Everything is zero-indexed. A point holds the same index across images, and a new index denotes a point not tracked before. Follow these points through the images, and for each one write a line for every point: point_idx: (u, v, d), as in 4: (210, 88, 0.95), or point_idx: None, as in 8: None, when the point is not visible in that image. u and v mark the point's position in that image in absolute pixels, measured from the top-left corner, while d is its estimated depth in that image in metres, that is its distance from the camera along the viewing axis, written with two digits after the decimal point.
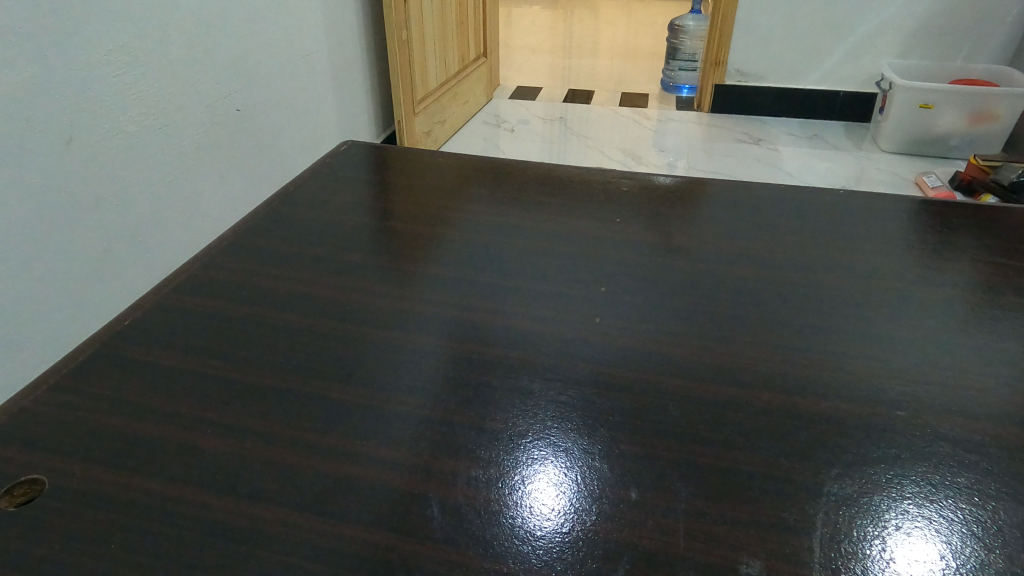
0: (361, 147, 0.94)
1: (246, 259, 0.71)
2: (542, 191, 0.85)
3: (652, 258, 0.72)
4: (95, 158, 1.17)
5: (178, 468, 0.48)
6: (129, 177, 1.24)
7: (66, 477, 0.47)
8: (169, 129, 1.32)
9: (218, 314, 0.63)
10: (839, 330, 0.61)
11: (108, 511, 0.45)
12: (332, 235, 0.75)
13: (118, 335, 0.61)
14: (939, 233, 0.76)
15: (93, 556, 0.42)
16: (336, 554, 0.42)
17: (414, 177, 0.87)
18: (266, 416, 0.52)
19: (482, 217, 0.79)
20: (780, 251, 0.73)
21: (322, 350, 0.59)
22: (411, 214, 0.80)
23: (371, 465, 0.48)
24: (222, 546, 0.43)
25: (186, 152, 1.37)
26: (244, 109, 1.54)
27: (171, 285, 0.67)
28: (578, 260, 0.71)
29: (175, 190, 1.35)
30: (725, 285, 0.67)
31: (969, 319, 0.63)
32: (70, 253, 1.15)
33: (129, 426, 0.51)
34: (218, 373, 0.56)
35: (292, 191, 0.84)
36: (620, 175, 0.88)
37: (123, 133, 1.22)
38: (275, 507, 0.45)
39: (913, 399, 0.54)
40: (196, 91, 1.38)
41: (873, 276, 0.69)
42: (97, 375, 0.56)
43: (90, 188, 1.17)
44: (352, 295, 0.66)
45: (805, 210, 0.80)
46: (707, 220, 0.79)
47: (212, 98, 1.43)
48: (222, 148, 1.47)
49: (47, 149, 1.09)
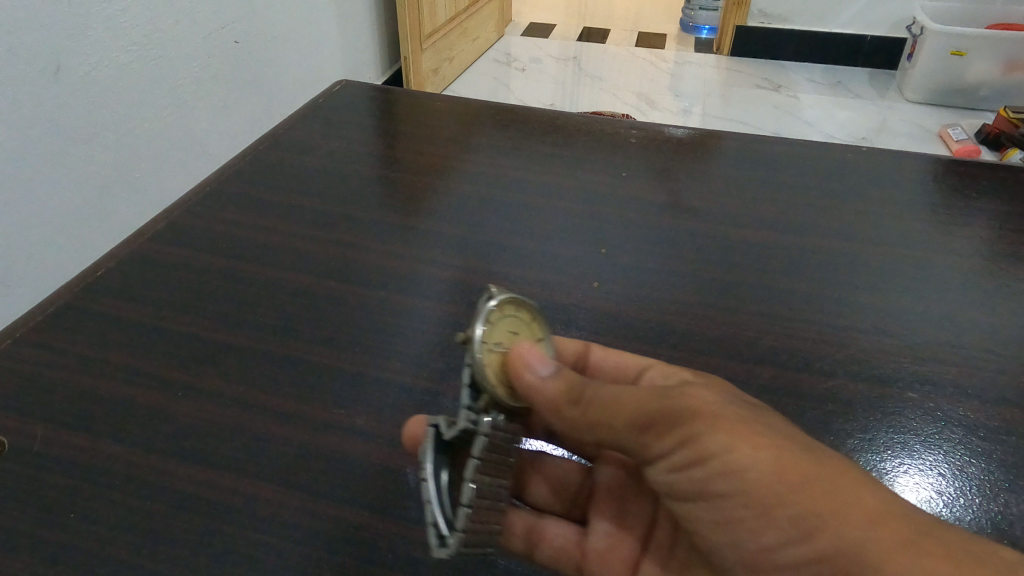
0: (356, 88, 0.88)
1: (229, 209, 0.67)
2: (545, 140, 0.79)
3: (659, 218, 0.67)
4: (94, 93, 0.89)
5: (144, 433, 0.46)
6: (143, 117, 0.97)
7: (28, 440, 0.45)
8: (170, 52, 1.01)
9: (196, 267, 0.60)
10: (851, 301, 0.58)
11: (69, 478, 0.43)
12: (321, 183, 0.71)
13: (90, 288, 0.58)
14: (966, 198, 0.71)
15: (53, 527, 0.41)
16: (308, 532, 0.41)
17: (410, 123, 0.82)
18: (241, 379, 0.50)
19: (480, 169, 0.74)
20: (797, 213, 0.68)
21: (301, 309, 0.56)
22: (406, 162, 0.75)
23: (348, 436, 0.46)
24: (187, 519, 0.41)
25: (199, 83, 1.08)
26: (269, 31, 1.27)
27: (147, 236, 0.63)
28: (578, 218, 0.67)
29: (181, 132, 1.05)
30: (734, 248, 0.64)
31: (989, 293, 0.59)
32: (86, 221, 0.91)
33: (96, 386, 0.49)
34: (193, 331, 0.53)
35: (279, 134, 0.79)
36: (630, 125, 0.83)
37: (121, 49, 0.92)
38: (246, 479, 0.43)
39: (924, 379, 0.51)
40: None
41: (891, 244, 0.65)
42: (65, 331, 0.53)
43: (95, 134, 0.90)
44: (337, 249, 0.62)
45: (825, 168, 0.75)
46: (719, 177, 0.74)
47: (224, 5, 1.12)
48: (244, 80, 1.20)
49: (44, 89, 0.82)
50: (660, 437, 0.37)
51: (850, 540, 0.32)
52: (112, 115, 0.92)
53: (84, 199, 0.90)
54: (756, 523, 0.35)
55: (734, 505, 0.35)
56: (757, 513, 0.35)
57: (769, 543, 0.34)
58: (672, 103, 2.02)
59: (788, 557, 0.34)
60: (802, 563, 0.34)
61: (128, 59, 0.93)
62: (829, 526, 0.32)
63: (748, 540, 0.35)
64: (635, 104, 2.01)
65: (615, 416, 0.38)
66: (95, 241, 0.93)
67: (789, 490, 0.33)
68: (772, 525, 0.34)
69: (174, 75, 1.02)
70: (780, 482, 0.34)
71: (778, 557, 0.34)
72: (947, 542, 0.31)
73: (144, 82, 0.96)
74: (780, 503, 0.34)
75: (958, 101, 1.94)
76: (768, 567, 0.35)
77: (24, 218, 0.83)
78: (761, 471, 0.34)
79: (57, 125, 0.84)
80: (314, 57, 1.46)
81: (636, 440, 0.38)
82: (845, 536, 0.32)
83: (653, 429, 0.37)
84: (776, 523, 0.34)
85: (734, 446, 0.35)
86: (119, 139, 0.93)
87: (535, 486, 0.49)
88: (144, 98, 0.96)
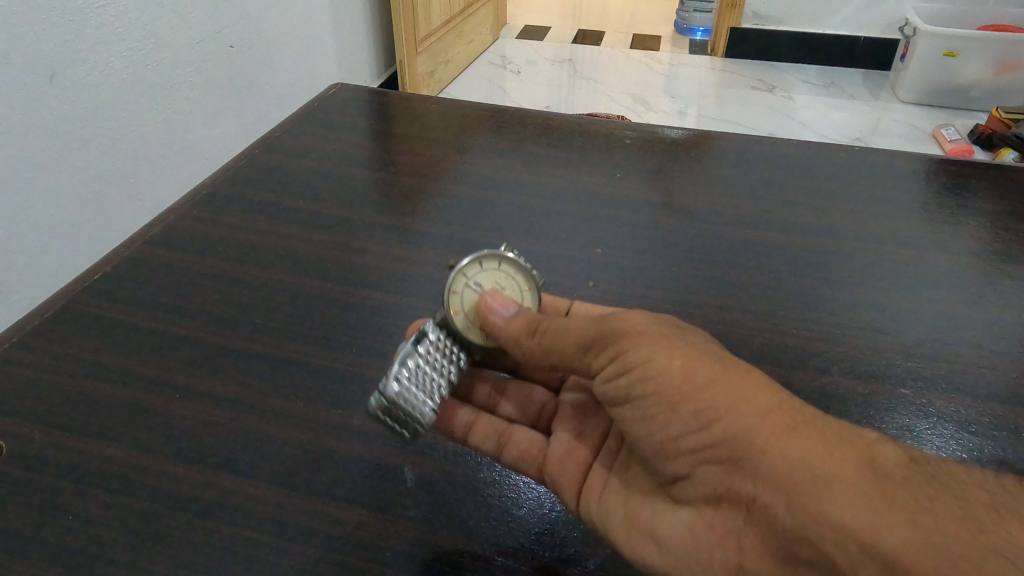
0: (352, 90, 0.89)
1: (226, 211, 0.67)
2: (540, 141, 0.80)
3: (654, 218, 0.68)
4: (89, 97, 0.88)
5: (141, 435, 0.46)
6: (138, 121, 0.97)
7: (26, 442, 0.46)
8: (166, 55, 1.01)
9: (193, 270, 0.60)
10: (844, 300, 0.58)
11: (67, 480, 0.43)
12: (318, 185, 0.72)
13: (88, 290, 0.58)
14: (958, 197, 0.71)
15: (51, 529, 0.41)
16: (306, 531, 0.41)
17: (406, 125, 0.83)
18: (238, 380, 0.50)
19: (476, 170, 0.75)
20: (790, 212, 0.69)
21: (298, 310, 0.56)
22: (402, 164, 0.76)
23: (345, 436, 0.46)
24: (185, 519, 0.41)
25: (195, 86, 1.08)
26: (265, 33, 1.27)
27: (144, 239, 0.64)
28: (573, 219, 0.68)
29: (177, 135, 1.05)
30: (728, 248, 0.64)
31: (979, 290, 0.60)
32: (82, 225, 0.91)
33: (93, 388, 0.49)
34: (191, 333, 0.54)
35: (275, 136, 0.79)
36: (625, 126, 0.83)
37: (117, 57, 0.92)
38: (244, 479, 0.44)
39: (917, 376, 0.52)
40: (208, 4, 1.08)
41: (884, 242, 0.65)
42: (62, 334, 0.54)
43: (90, 138, 0.90)
44: (334, 251, 0.63)
45: (818, 167, 0.76)
46: (713, 177, 0.75)
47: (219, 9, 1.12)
48: (240, 83, 1.20)
49: (39, 93, 0.82)
50: (597, 351, 0.41)
51: (744, 428, 0.36)
52: (109, 121, 0.92)
53: (81, 204, 0.90)
54: (667, 418, 0.39)
55: (650, 405, 0.39)
56: (667, 410, 0.38)
57: (677, 434, 0.38)
58: (667, 105, 2.03)
59: (692, 445, 0.38)
60: (705, 450, 0.38)
61: (124, 66, 0.93)
62: (727, 417, 0.37)
63: (660, 433, 0.39)
64: (630, 105, 2.02)
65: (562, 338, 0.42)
66: (92, 245, 0.93)
67: (695, 389, 0.38)
68: (680, 419, 0.38)
69: (171, 81, 1.02)
70: (687, 383, 0.38)
71: (684, 445, 0.38)
72: (827, 431, 0.36)
73: (141, 88, 0.97)
74: (689, 399, 0.38)
75: (950, 102, 1.95)
76: (676, 455, 0.39)
77: (21, 223, 0.83)
78: (673, 376, 0.38)
79: (54, 131, 0.85)
80: (309, 60, 1.46)
81: (576, 356, 0.42)
82: (741, 425, 0.36)
83: (594, 347, 0.41)
84: (682, 417, 0.38)
85: (652, 355, 0.38)
86: (115, 144, 0.94)
87: (502, 402, 0.52)
88: (140, 103, 0.97)
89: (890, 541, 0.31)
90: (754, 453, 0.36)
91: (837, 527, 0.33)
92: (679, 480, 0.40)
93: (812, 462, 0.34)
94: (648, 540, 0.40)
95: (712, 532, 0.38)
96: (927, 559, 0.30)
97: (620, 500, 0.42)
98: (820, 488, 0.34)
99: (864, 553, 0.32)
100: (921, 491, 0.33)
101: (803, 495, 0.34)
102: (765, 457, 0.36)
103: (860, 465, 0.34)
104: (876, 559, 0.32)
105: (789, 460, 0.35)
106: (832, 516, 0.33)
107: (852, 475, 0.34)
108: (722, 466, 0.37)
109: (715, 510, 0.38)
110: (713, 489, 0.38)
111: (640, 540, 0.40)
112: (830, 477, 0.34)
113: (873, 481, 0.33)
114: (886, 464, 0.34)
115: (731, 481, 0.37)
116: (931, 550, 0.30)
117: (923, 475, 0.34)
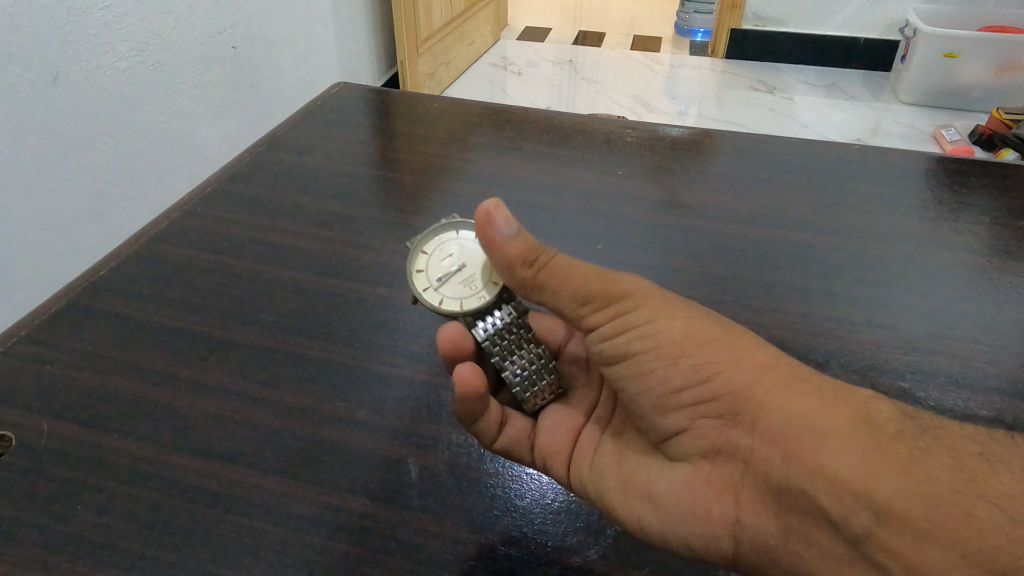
0: (355, 89, 0.89)
1: (230, 208, 0.68)
2: (543, 139, 0.80)
3: (655, 215, 0.68)
4: (91, 96, 0.89)
5: (148, 427, 0.46)
6: (141, 120, 0.97)
7: (34, 433, 0.46)
8: (168, 54, 1.01)
9: (199, 265, 0.61)
10: (844, 295, 0.59)
11: (74, 471, 0.44)
12: (322, 183, 0.72)
13: (95, 286, 0.58)
14: (957, 194, 0.72)
15: (61, 518, 0.41)
16: (313, 520, 0.42)
17: (409, 123, 0.83)
18: (244, 373, 0.50)
19: (478, 168, 0.75)
20: (790, 208, 0.69)
21: (303, 305, 0.56)
22: (405, 162, 0.76)
23: (350, 428, 0.47)
24: (192, 510, 0.42)
25: (198, 85, 1.08)
26: (267, 32, 1.28)
27: (150, 235, 0.64)
28: (575, 215, 0.68)
29: (180, 134, 1.05)
30: (730, 244, 0.65)
31: (979, 286, 0.61)
32: (86, 223, 0.92)
33: (100, 382, 0.50)
34: (197, 327, 0.54)
35: (279, 135, 0.80)
36: (626, 125, 0.84)
37: (120, 56, 0.92)
38: (250, 470, 0.44)
39: (916, 370, 0.52)
40: (210, 5, 1.09)
41: (884, 239, 0.66)
42: (69, 328, 0.54)
43: (93, 137, 0.90)
44: (339, 247, 0.63)
45: (818, 165, 0.76)
46: (714, 175, 0.75)
47: (220, 9, 1.12)
48: (242, 82, 1.20)
49: (42, 93, 0.82)
50: (595, 309, 0.43)
51: (744, 382, 0.39)
52: (113, 121, 0.93)
53: (85, 204, 0.91)
54: (666, 372, 0.41)
55: (651, 360, 0.41)
56: (668, 364, 0.41)
57: (678, 388, 0.41)
58: (667, 106, 2.03)
59: (693, 399, 0.40)
60: (705, 404, 0.40)
61: (129, 66, 0.94)
62: (726, 371, 0.39)
63: (660, 389, 0.42)
64: (631, 106, 2.02)
65: (563, 284, 0.43)
66: (96, 244, 0.94)
67: (696, 346, 0.40)
68: (680, 374, 0.40)
69: (174, 80, 1.03)
70: (687, 340, 0.40)
71: (684, 399, 0.41)
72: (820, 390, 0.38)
73: (144, 88, 0.97)
74: (689, 353, 0.40)
75: (950, 102, 1.95)
76: (675, 409, 0.41)
77: (24, 223, 0.83)
78: (673, 334, 0.41)
79: (58, 130, 0.85)
80: (311, 60, 1.47)
81: (572, 307, 0.43)
82: (741, 380, 0.39)
83: (597, 306, 0.43)
84: (682, 371, 0.40)
85: (653, 315, 0.41)
86: (119, 144, 0.94)
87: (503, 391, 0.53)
88: (144, 103, 0.97)
89: (886, 490, 0.33)
90: (754, 405, 0.39)
91: (834, 477, 0.34)
92: (677, 437, 0.42)
93: (812, 418, 0.37)
94: (645, 500, 0.41)
95: (710, 489, 0.40)
96: (922, 507, 0.32)
97: (614, 464, 0.44)
98: (819, 441, 0.36)
99: (859, 501, 0.33)
100: (914, 442, 0.35)
101: (801, 447, 0.36)
102: (765, 409, 0.38)
103: (853, 419, 0.36)
104: (871, 509, 0.33)
105: (789, 414, 0.37)
106: (829, 467, 0.35)
107: (846, 429, 0.36)
108: (721, 421, 0.40)
109: (712, 466, 0.40)
110: (711, 444, 0.40)
111: (636, 499, 0.41)
112: (825, 429, 0.36)
113: (869, 438, 0.35)
114: (878, 418, 0.36)
115: (730, 435, 0.40)
116: (924, 497, 0.32)
117: (911, 426, 0.36)
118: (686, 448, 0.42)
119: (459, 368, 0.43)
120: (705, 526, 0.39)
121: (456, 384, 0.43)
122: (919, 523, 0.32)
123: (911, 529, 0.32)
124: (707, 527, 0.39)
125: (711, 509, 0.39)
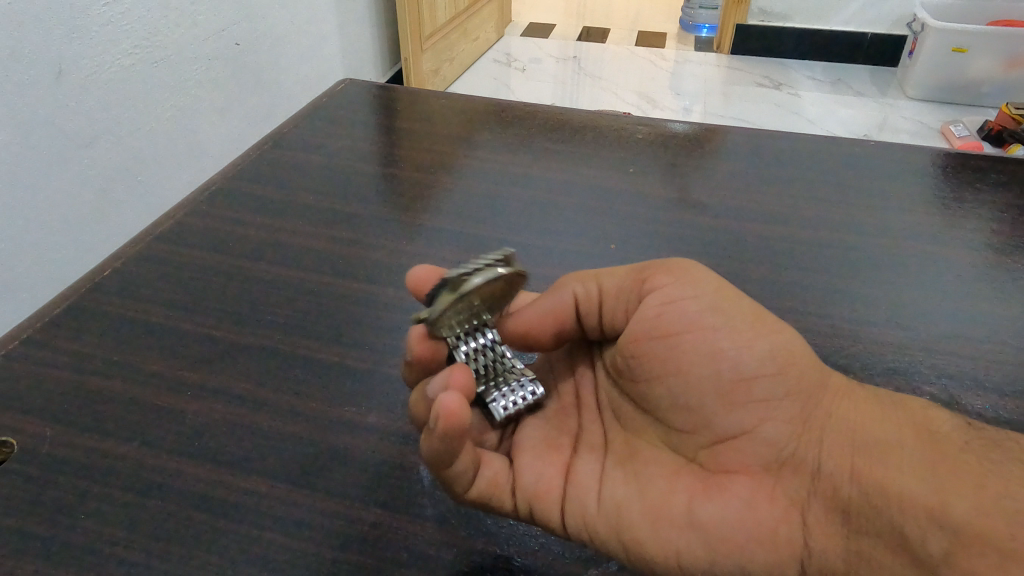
0: (359, 85, 0.88)
1: (234, 207, 0.67)
2: (550, 136, 0.79)
3: (668, 214, 0.67)
4: (93, 93, 0.87)
5: (151, 434, 0.45)
6: (143, 117, 0.96)
7: (36, 440, 0.45)
8: (172, 51, 1.00)
9: (203, 266, 0.59)
10: (862, 296, 0.58)
11: (77, 479, 0.43)
12: (327, 181, 0.71)
13: (97, 288, 0.57)
14: (976, 190, 0.70)
15: (63, 528, 0.40)
16: (321, 530, 0.40)
17: (414, 120, 0.82)
18: (250, 377, 0.49)
19: (487, 166, 0.74)
20: (806, 206, 0.68)
21: (310, 306, 0.55)
22: (411, 159, 0.75)
23: (359, 433, 0.46)
24: (198, 518, 0.41)
25: (200, 81, 1.07)
26: (270, 27, 1.26)
27: (152, 235, 0.63)
28: (585, 214, 0.67)
29: (182, 132, 1.04)
30: (744, 243, 0.63)
31: (999, 286, 0.59)
32: (88, 224, 0.90)
33: (105, 386, 0.49)
34: (201, 330, 0.53)
35: (283, 132, 0.78)
36: (635, 121, 0.82)
37: (122, 53, 0.91)
38: (258, 477, 0.43)
39: (939, 372, 0.51)
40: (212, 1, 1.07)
41: (902, 237, 0.64)
42: (71, 332, 0.53)
43: (95, 135, 0.89)
44: (345, 247, 0.62)
45: (833, 161, 0.75)
46: (727, 172, 0.73)
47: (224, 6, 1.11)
48: (245, 78, 1.19)
49: (41, 91, 0.81)
50: (655, 275, 0.43)
51: (811, 379, 0.40)
52: (114, 118, 0.91)
53: (88, 202, 0.89)
54: (740, 355, 0.40)
55: (720, 339, 0.40)
56: (743, 346, 0.40)
57: (750, 374, 0.39)
58: (673, 102, 2.01)
59: (765, 392, 0.40)
60: (774, 401, 0.40)
61: (132, 63, 0.93)
62: (797, 364, 0.40)
63: (729, 372, 0.40)
64: (636, 103, 2.00)
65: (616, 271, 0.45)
66: (101, 244, 0.93)
67: (765, 328, 0.40)
68: (755, 356, 0.40)
69: (177, 77, 1.01)
70: (755, 323, 0.41)
71: (756, 390, 0.40)
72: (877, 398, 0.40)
73: (146, 85, 0.96)
74: (761, 336, 0.40)
75: (960, 99, 1.93)
76: (743, 405, 0.40)
77: (25, 224, 0.82)
78: (742, 310, 0.41)
79: (62, 128, 0.84)
80: (315, 57, 1.45)
81: (630, 283, 0.44)
82: (807, 375, 0.40)
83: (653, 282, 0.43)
84: (757, 355, 0.40)
85: (718, 288, 0.42)
86: (122, 141, 0.93)
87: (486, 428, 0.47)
88: (146, 100, 0.96)
89: (960, 506, 0.31)
90: (820, 409, 0.39)
91: (903, 494, 0.33)
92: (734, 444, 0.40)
93: (877, 427, 0.38)
94: (693, 520, 0.37)
95: (774, 505, 0.37)
96: (1002, 520, 0.30)
97: (635, 490, 0.41)
98: (888, 452, 0.36)
99: (935, 521, 0.31)
100: (983, 454, 0.34)
101: (869, 458, 0.36)
102: (830, 418, 0.39)
103: (916, 430, 0.37)
104: (949, 527, 0.31)
105: (852, 423, 0.38)
106: (900, 481, 0.34)
107: (911, 438, 0.36)
108: (788, 424, 0.39)
109: (775, 482, 0.39)
110: (776, 452, 0.39)
111: (679, 520, 0.38)
112: (897, 440, 0.36)
113: (935, 446, 0.35)
114: (943, 431, 0.36)
115: (796, 446, 0.39)
116: (1004, 515, 0.30)
117: (981, 440, 0.36)
118: (744, 458, 0.39)
119: (454, 374, 0.40)
120: (772, 547, 0.36)
121: (439, 418, 0.36)
122: (1004, 542, 0.29)
123: (996, 548, 0.29)
124: (774, 548, 0.36)
125: (776, 528, 0.37)
